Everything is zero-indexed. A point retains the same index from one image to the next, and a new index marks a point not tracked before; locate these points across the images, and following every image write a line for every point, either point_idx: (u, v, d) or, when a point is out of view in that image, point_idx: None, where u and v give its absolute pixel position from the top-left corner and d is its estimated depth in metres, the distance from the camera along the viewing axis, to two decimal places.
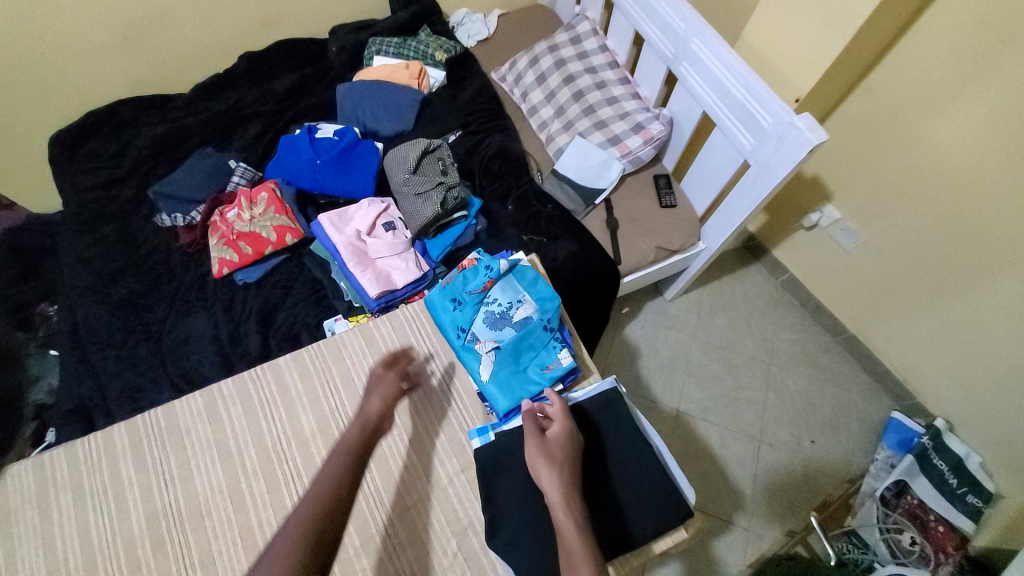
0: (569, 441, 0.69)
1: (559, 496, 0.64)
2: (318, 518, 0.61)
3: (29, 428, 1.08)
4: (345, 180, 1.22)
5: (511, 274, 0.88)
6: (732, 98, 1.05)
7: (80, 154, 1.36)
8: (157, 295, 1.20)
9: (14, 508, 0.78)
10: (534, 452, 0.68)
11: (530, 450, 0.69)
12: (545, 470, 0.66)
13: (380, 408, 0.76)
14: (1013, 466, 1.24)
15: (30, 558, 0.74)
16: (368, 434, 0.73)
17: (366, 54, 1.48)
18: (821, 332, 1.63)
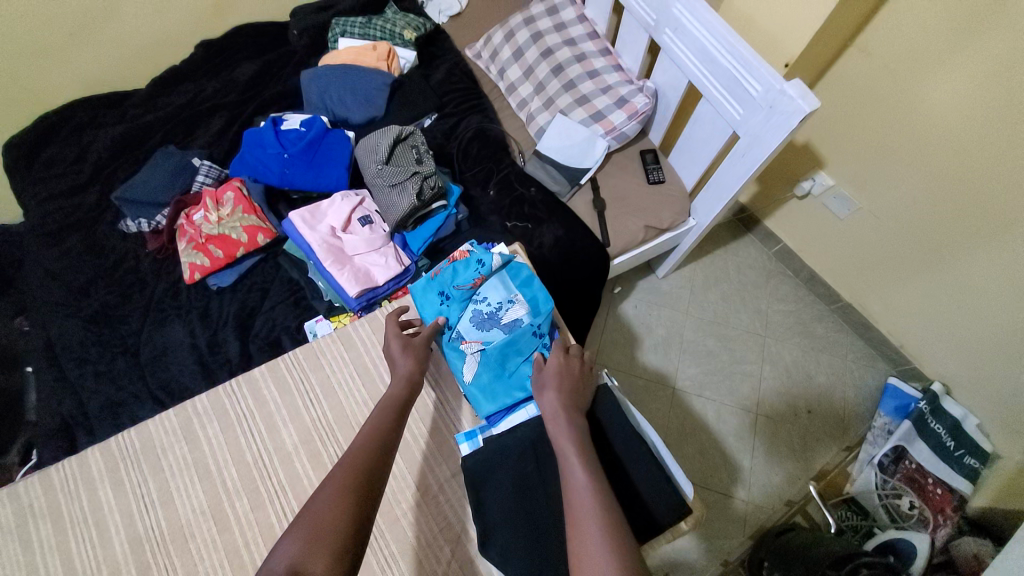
0: (564, 365, 0.71)
1: (559, 420, 0.65)
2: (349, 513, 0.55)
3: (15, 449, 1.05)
4: (316, 173, 1.16)
5: (505, 270, 0.79)
6: (720, 67, 1.00)
7: (38, 161, 1.28)
8: (131, 305, 1.14)
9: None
10: (534, 382, 0.71)
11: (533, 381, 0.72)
12: (548, 398, 0.68)
13: (419, 370, 0.72)
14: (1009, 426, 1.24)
15: None
16: (412, 395, 0.70)
17: (330, 36, 1.39)
18: (815, 301, 1.62)
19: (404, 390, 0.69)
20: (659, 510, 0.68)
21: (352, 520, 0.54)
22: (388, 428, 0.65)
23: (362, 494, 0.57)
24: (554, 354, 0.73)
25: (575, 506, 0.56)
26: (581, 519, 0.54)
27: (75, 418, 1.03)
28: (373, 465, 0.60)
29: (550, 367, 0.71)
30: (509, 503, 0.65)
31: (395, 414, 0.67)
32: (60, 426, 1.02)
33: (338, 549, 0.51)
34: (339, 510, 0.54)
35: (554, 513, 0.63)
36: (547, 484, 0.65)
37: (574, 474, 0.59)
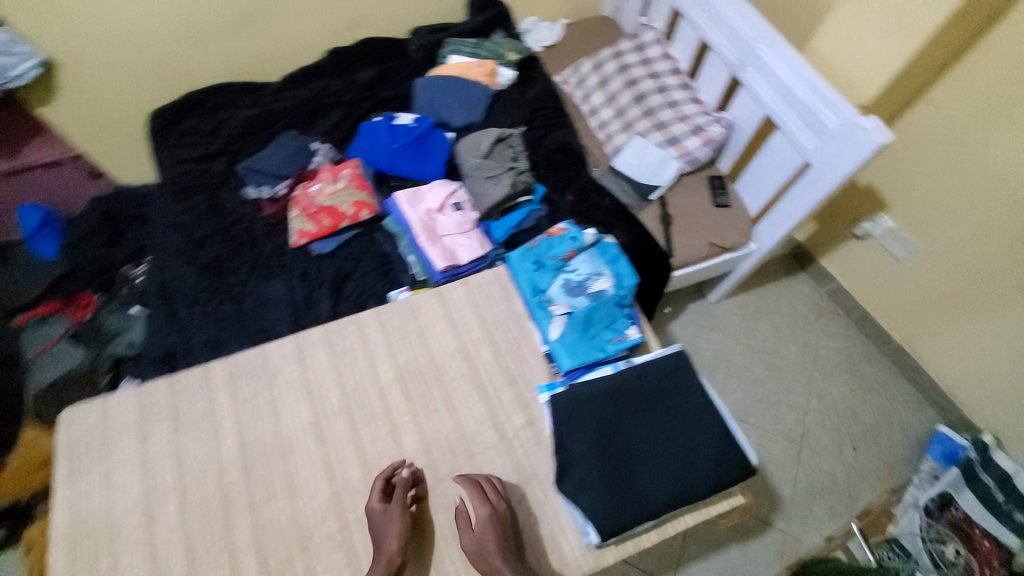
0: (494, 518, 0.69)
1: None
2: None
3: (105, 377, 1.30)
4: (419, 164, 1.33)
5: (594, 249, 0.91)
6: (797, 102, 1.12)
7: (175, 132, 1.49)
8: (241, 259, 1.28)
9: (113, 431, 0.76)
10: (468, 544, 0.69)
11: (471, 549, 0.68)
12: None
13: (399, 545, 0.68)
14: None
15: (126, 479, 0.73)
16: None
17: (442, 53, 1.59)
18: (866, 342, 1.63)
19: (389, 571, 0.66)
20: (725, 475, 0.68)
21: None
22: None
23: None
24: (481, 513, 0.69)
25: None
26: None
27: (180, 348, 1.15)
28: None
29: (483, 534, 0.68)
30: (586, 434, 0.70)
31: None
32: (167, 354, 1.14)
33: None
34: None
35: (627, 455, 0.69)
36: (625, 431, 0.71)
37: None
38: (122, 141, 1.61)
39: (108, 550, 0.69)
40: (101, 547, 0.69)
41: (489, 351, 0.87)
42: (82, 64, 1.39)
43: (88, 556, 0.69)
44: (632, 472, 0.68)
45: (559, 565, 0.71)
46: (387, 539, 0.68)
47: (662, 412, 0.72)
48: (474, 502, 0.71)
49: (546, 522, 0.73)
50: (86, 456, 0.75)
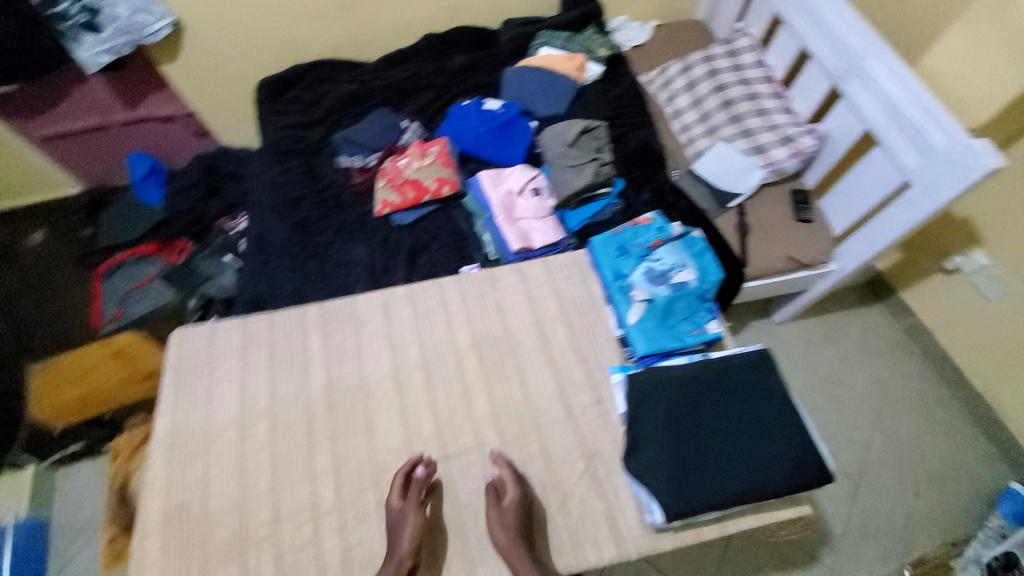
0: (522, 506, 0.70)
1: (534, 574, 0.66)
2: None
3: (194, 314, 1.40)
4: (501, 149, 1.37)
5: (680, 241, 0.92)
6: (904, 118, 1.08)
7: (282, 99, 1.61)
8: (329, 221, 1.36)
9: (218, 354, 0.83)
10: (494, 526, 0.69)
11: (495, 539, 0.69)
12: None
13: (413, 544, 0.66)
14: None
15: (224, 396, 0.79)
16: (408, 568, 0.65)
17: (534, 44, 1.63)
18: (939, 385, 1.53)
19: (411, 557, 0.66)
20: (801, 476, 0.67)
21: None
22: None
23: None
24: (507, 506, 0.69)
25: None
26: None
27: (268, 295, 1.24)
28: None
29: (510, 523, 0.69)
30: (660, 415, 0.71)
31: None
32: (256, 300, 1.23)
33: None
34: None
35: (700, 442, 0.69)
36: (700, 418, 0.71)
37: None
38: (232, 115, 1.78)
39: (202, 458, 0.75)
40: (198, 453, 0.75)
41: (563, 328, 0.88)
42: (208, 36, 1.54)
43: (185, 459, 0.74)
44: (705, 460, 0.68)
45: (618, 543, 0.71)
46: (405, 534, 0.67)
47: (740, 405, 0.72)
48: (504, 483, 0.72)
49: (606, 499, 0.74)
50: (191, 371, 0.82)
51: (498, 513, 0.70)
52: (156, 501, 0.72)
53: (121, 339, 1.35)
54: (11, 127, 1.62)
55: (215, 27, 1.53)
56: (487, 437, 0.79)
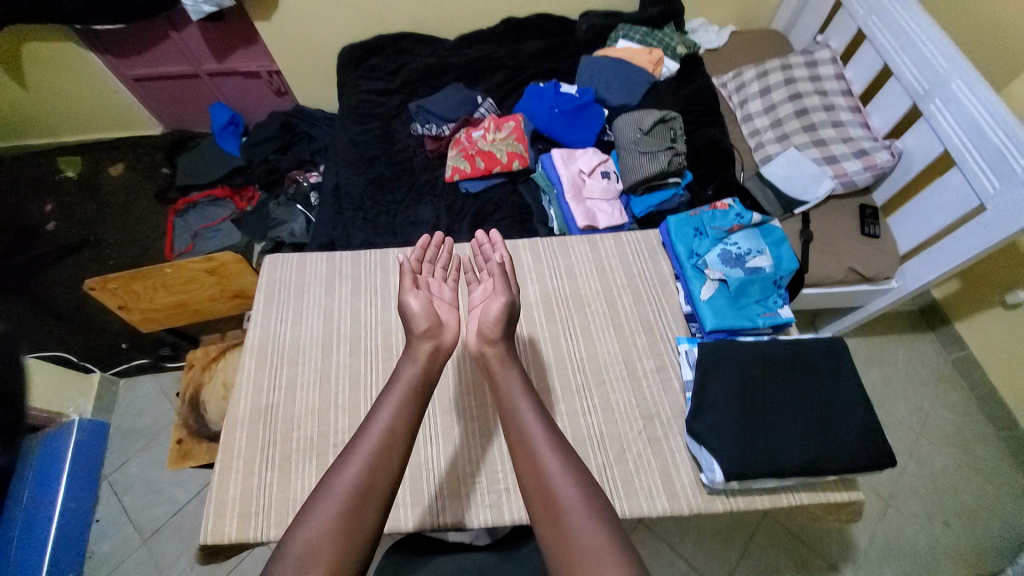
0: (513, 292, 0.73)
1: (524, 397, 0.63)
2: (365, 482, 0.54)
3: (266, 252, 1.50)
4: (574, 131, 1.41)
5: (758, 228, 0.94)
6: (986, 140, 1.06)
7: (363, 66, 1.67)
8: (400, 182, 1.43)
9: (307, 280, 0.95)
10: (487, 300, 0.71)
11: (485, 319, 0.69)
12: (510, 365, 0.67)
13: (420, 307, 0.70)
14: None
15: (313, 319, 0.90)
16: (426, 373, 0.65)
17: (612, 36, 1.65)
18: (983, 423, 1.47)
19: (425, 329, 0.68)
20: (862, 458, 0.70)
21: (380, 471, 0.55)
22: (404, 414, 0.60)
23: (387, 468, 0.56)
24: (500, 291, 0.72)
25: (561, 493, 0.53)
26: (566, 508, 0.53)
27: (340, 240, 1.30)
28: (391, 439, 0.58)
29: (499, 309, 0.70)
30: (729, 383, 0.74)
31: (412, 399, 0.62)
32: (327, 243, 1.30)
33: (357, 496, 0.53)
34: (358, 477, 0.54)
35: (766, 416, 0.72)
36: (768, 394, 0.73)
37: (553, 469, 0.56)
38: (317, 79, 1.83)
39: (289, 365, 0.86)
40: (286, 361, 0.86)
41: (630, 297, 0.93)
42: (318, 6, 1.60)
43: (274, 364, 0.86)
44: (769, 431, 0.71)
45: (671, 498, 0.75)
46: (415, 316, 0.69)
47: (807, 385, 0.74)
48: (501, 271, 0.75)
49: (662, 457, 0.78)
50: (281, 294, 0.93)
51: (504, 301, 0.71)
52: (247, 399, 0.82)
53: (222, 257, 1.17)
54: (107, 62, 1.72)
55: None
56: (553, 386, 0.83)
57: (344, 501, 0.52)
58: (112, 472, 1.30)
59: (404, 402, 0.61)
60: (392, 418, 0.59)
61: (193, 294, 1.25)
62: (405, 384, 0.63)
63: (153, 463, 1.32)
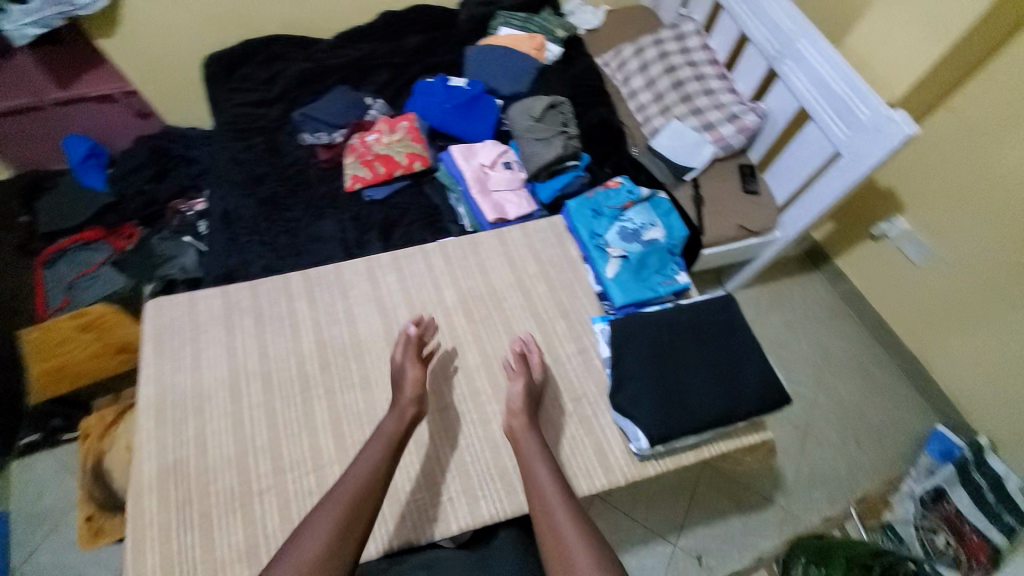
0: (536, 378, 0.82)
1: (536, 464, 0.71)
2: (344, 523, 0.60)
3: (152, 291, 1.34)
4: (469, 125, 1.40)
5: (648, 202, 1.01)
6: (834, 93, 1.19)
7: (235, 77, 1.55)
8: (296, 198, 1.34)
9: (199, 321, 0.87)
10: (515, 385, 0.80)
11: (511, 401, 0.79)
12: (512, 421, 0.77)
13: (412, 390, 0.77)
14: None
15: (212, 363, 0.83)
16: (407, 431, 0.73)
17: (493, 24, 1.67)
18: (874, 345, 1.68)
19: (412, 401, 0.76)
20: (762, 399, 0.77)
21: (353, 513, 0.62)
22: (382, 462, 0.68)
23: (364, 505, 0.63)
24: (522, 379, 0.81)
25: (561, 538, 0.62)
26: (564, 552, 0.60)
27: (239, 270, 1.20)
28: (373, 480, 0.66)
29: (518, 391, 0.79)
30: (640, 351, 0.79)
31: (390, 449, 0.70)
32: (225, 275, 1.20)
33: (334, 533, 0.59)
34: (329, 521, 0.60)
35: (677, 378, 0.77)
36: (675, 356, 0.79)
37: (559, 523, 0.63)
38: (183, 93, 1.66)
39: (196, 416, 0.79)
40: (190, 413, 0.79)
41: (541, 288, 0.95)
42: (167, 13, 1.45)
43: (176, 418, 0.78)
44: (681, 390, 0.76)
45: (607, 472, 0.79)
46: (407, 385, 0.78)
47: (708, 341, 0.81)
48: (527, 361, 0.83)
49: (593, 435, 0.82)
50: (172, 338, 0.85)
51: (524, 385, 0.80)
52: (150, 461, 0.75)
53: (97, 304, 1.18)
54: None
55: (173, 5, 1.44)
56: (481, 387, 0.85)
57: (326, 540, 0.59)
58: (15, 566, 1.15)
59: (383, 451, 0.69)
60: (367, 466, 0.67)
61: (52, 362, 1.16)
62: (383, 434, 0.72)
63: (65, 547, 1.17)
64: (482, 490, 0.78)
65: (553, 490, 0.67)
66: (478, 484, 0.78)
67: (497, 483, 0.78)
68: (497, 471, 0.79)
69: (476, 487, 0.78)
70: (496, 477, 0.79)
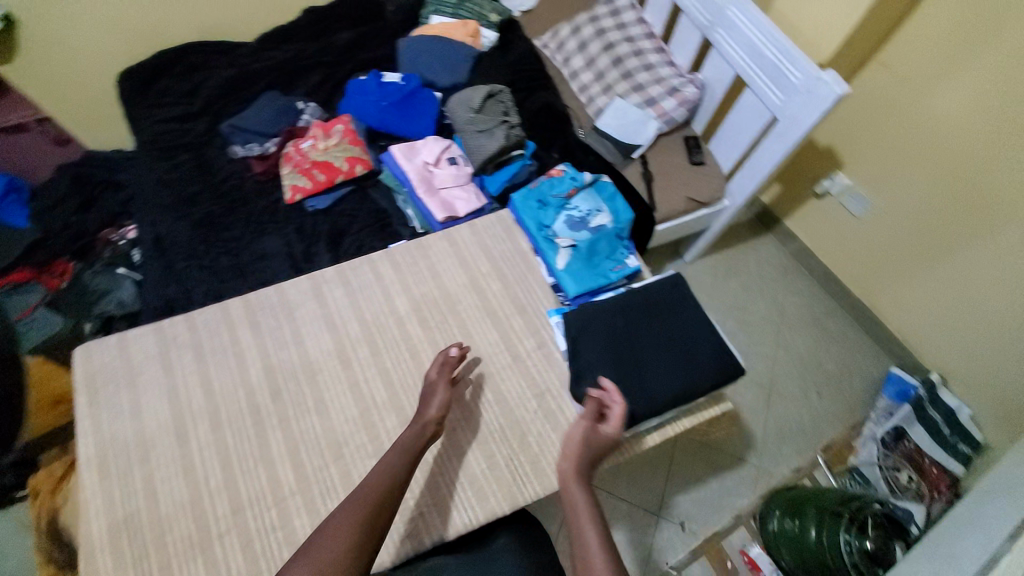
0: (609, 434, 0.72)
1: (585, 522, 0.64)
2: (367, 516, 0.61)
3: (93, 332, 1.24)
4: (409, 122, 1.35)
5: (592, 188, 1.01)
6: (765, 59, 1.20)
7: (154, 91, 1.44)
8: (234, 216, 1.27)
9: (137, 363, 0.82)
10: (582, 432, 0.74)
11: (573, 441, 0.74)
12: (564, 457, 0.73)
13: (438, 414, 0.75)
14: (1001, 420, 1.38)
15: (155, 406, 0.79)
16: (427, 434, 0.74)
17: (423, 13, 1.62)
18: (827, 298, 1.74)
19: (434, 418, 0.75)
20: (717, 374, 0.79)
21: (377, 506, 0.62)
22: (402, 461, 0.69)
23: (389, 496, 0.64)
24: (590, 427, 0.73)
25: None
26: None
27: (180, 300, 1.14)
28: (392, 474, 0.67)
29: (581, 436, 0.73)
30: (597, 338, 0.80)
31: (413, 451, 0.71)
32: (166, 306, 1.13)
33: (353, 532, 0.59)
34: (354, 516, 0.60)
35: (636, 365, 0.79)
36: (630, 341, 0.80)
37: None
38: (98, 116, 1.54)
39: (143, 464, 0.75)
40: (136, 462, 0.75)
41: (495, 285, 0.94)
42: (65, 28, 1.33)
43: (122, 469, 0.74)
44: (639, 373, 0.78)
45: None
46: (432, 406, 0.76)
47: (661, 323, 0.82)
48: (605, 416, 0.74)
49: (560, 429, 0.81)
50: (109, 385, 0.80)
51: (587, 432, 0.73)
52: (99, 518, 0.71)
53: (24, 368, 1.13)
54: None
55: (70, 19, 1.33)
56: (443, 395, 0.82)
57: (352, 534, 0.59)
58: None
59: (400, 453, 0.70)
60: (391, 472, 0.66)
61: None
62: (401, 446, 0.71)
63: None
64: (452, 498, 0.75)
65: (598, 547, 0.60)
66: (447, 492, 0.76)
67: (467, 487, 0.76)
68: (466, 476, 0.77)
69: (445, 496, 0.75)
70: (466, 482, 0.77)
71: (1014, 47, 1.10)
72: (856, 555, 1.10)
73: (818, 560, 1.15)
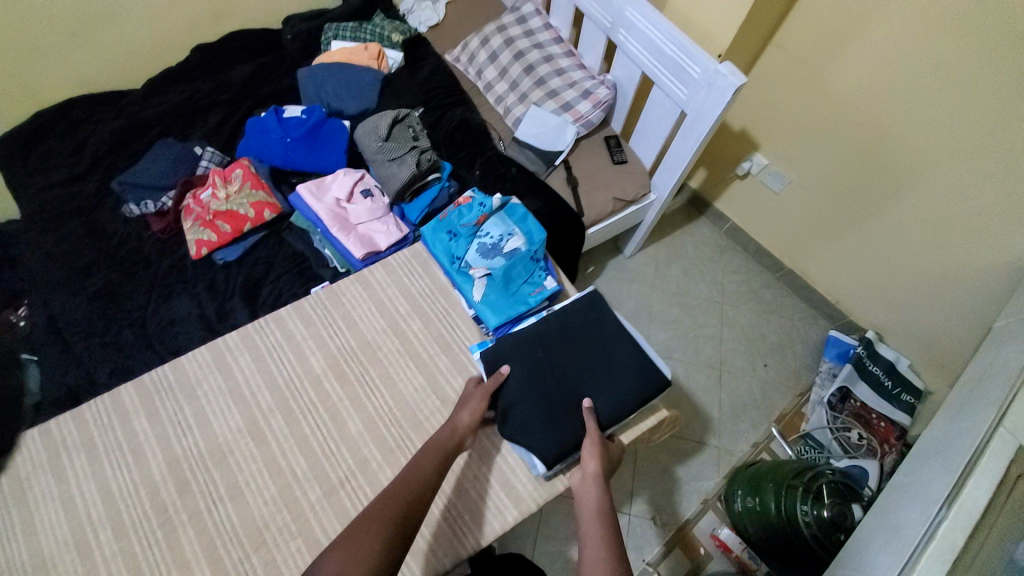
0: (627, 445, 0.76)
1: (594, 516, 0.66)
2: (394, 516, 0.61)
3: None
4: (317, 156, 1.29)
5: (503, 210, 0.98)
6: (665, 56, 1.20)
7: (34, 155, 1.32)
8: (135, 283, 1.17)
9: (22, 478, 0.75)
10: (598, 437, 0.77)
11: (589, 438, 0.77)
12: (588, 458, 0.74)
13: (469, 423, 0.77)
14: (934, 364, 1.47)
15: (50, 523, 0.72)
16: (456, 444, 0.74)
17: (323, 39, 1.56)
18: (763, 271, 1.78)
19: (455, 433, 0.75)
20: (644, 387, 0.80)
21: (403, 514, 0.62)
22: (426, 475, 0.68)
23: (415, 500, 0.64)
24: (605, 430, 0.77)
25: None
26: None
27: (84, 386, 1.04)
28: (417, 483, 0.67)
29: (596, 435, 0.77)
30: (521, 372, 0.80)
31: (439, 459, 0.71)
32: (68, 395, 1.03)
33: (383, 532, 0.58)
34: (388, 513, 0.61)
35: (563, 393, 0.79)
36: (554, 370, 0.81)
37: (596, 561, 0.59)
38: None
39: None
40: None
41: (415, 325, 0.90)
42: None
43: None
44: (565, 398, 0.79)
45: (518, 503, 0.79)
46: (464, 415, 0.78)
47: (580, 343, 0.84)
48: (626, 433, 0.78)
49: (496, 469, 0.81)
50: None
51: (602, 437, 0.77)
52: None
53: None
54: None
55: None
56: (370, 454, 0.79)
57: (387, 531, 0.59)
58: None
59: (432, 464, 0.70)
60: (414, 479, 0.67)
61: None
62: (437, 445, 0.73)
63: None
64: None
65: (600, 531, 0.63)
66: None
67: (415, 569, 0.73)
68: (414, 558, 0.73)
69: None
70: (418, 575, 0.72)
71: (894, 16, 1.13)
72: (813, 525, 1.11)
73: (780, 531, 1.16)
